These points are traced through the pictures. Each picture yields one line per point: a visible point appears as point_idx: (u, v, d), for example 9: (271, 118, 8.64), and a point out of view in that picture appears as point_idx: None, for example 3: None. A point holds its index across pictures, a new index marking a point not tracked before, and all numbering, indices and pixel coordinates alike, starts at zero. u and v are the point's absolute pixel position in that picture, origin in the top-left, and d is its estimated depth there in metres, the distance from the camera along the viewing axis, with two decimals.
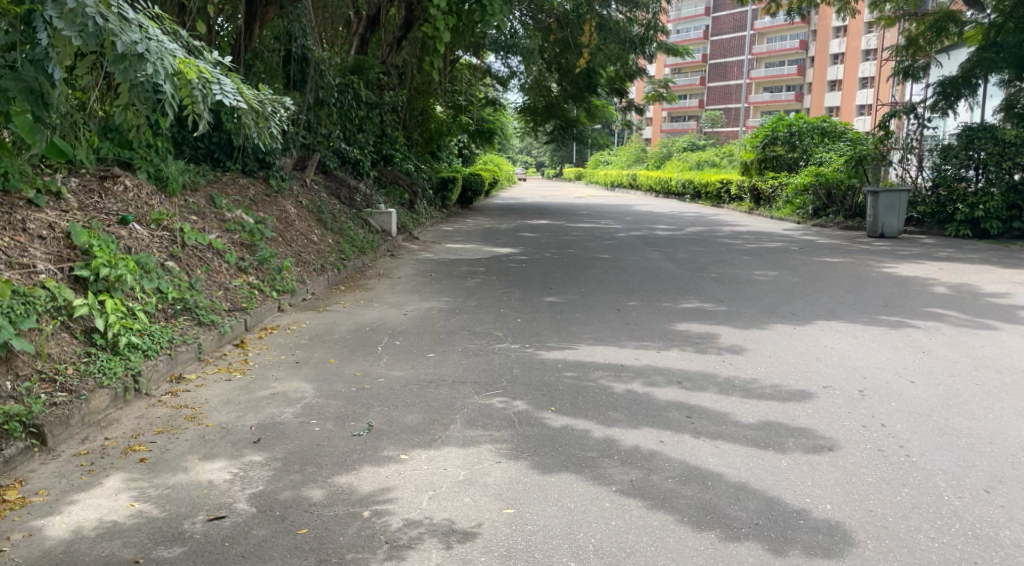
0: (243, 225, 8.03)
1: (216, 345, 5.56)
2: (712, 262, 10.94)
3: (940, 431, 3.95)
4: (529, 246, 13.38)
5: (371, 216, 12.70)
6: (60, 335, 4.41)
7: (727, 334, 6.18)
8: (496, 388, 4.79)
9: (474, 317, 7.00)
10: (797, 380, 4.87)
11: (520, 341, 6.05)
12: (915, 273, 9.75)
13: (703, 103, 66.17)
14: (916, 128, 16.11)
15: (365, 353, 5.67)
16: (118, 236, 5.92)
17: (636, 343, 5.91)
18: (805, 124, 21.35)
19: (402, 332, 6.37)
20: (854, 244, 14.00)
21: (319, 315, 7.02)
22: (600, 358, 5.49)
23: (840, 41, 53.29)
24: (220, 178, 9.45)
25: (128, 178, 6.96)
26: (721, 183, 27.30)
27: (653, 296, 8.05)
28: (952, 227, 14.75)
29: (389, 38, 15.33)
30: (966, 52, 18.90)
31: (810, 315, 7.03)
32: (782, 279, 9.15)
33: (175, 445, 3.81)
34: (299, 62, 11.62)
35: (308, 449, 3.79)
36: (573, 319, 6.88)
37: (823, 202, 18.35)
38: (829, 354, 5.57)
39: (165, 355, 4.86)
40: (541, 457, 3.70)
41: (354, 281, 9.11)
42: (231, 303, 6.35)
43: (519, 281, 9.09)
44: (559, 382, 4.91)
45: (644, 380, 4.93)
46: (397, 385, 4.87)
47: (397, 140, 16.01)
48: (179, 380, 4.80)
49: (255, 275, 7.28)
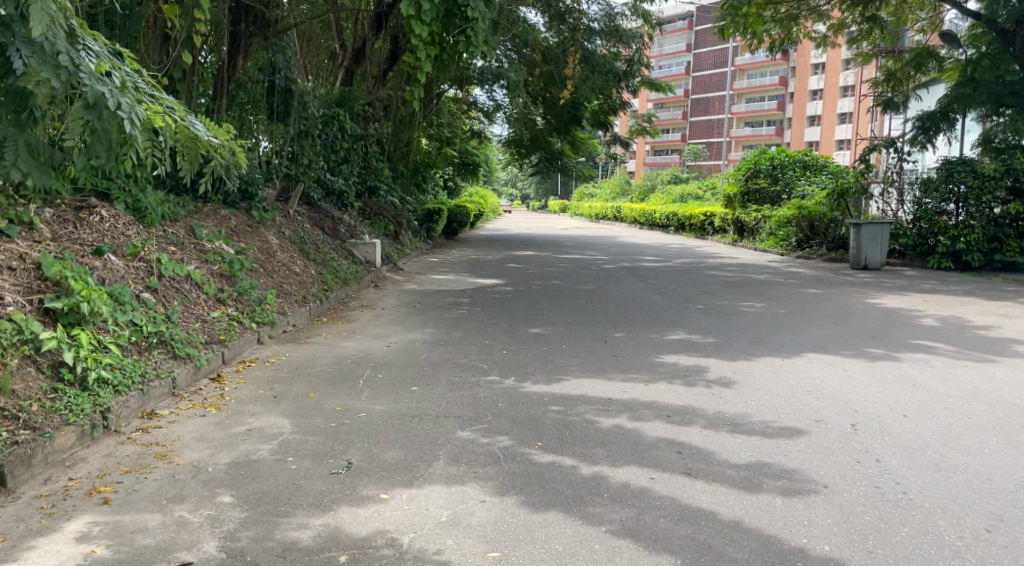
0: (223, 257, 7.84)
1: (191, 379, 5.39)
2: (698, 293, 10.94)
3: (936, 466, 3.88)
4: (515, 277, 13.34)
5: (355, 247, 12.57)
6: (25, 369, 4.23)
7: (716, 366, 6.09)
8: (481, 423, 4.65)
9: (458, 348, 6.87)
10: (789, 414, 4.78)
11: (505, 373, 5.92)
12: (900, 305, 9.79)
13: (686, 138, 67.21)
14: (895, 162, 16.43)
15: (346, 386, 5.50)
16: (91, 267, 5.76)
17: (624, 375, 5.80)
18: (786, 157, 21.69)
19: (384, 364, 6.22)
20: (839, 276, 14.11)
21: (300, 347, 6.85)
22: (588, 391, 5.36)
23: (819, 78, 54.67)
24: (201, 209, 9.31)
25: (105, 209, 6.86)
26: (704, 215, 27.52)
27: (639, 327, 7.97)
28: (934, 259, 15.00)
29: (375, 70, 15.51)
30: (944, 87, 19.45)
31: (798, 347, 6.98)
32: (769, 311, 9.14)
33: (143, 485, 3.63)
34: (283, 94, 11.44)
35: (283, 490, 3.61)
36: (560, 351, 6.77)
37: (806, 234, 18.60)
38: (820, 387, 5.49)
39: (138, 391, 4.68)
40: (527, 495, 3.55)
41: (337, 312, 8.98)
42: (208, 336, 6.16)
43: (505, 313, 9.00)
44: (545, 416, 4.78)
45: (632, 414, 4.81)
46: (378, 421, 4.70)
47: (383, 172, 15.95)
48: (151, 416, 4.62)
49: (234, 306, 7.12)
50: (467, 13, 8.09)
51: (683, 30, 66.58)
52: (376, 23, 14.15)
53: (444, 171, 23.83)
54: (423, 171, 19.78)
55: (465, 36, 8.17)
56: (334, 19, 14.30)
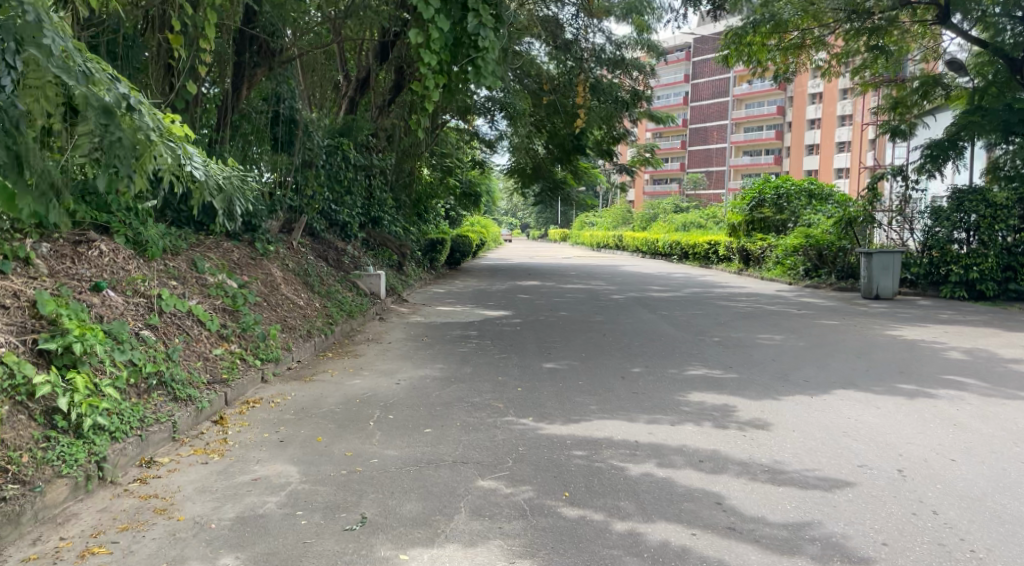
0: (226, 291, 7.60)
1: (193, 422, 5.10)
2: (712, 324, 10.66)
3: (998, 519, 3.64)
4: (522, 308, 13.06)
5: (360, 278, 12.31)
6: (17, 417, 3.93)
7: (744, 406, 5.80)
8: (502, 470, 4.36)
9: (471, 386, 6.57)
10: (830, 460, 4.51)
11: (523, 413, 5.62)
12: (922, 337, 9.54)
13: (685, 167, 67.48)
14: (903, 190, 16.34)
15: (355, 429, 5.18)
16: (89, 304, 5.52)
17: (650, 417, 5.50)
18: (792, 186, 21.56)
19: (394, 404, 5.92)
20: (853, 306, 13.88)
21: (306, 386, 6.56)
22: (612, 434, 5.07)
23: (817, 107, 55.02)
24: (203, 241, 9.09)
25: (104, 243, 6.65)
26: (708, 244, 27.39)
27: (658, 362, 7.69)
28: (947, 288, 14.82)
29: (378, 101, 15.39)
30: (951, 114, 19.42)
31: (825, 384, 6.71)
32: (788, 344, 8.88)
33: (140, 545, 3.33)
34: (286, 124, 11.29)
35: (292, 549, 3.32)
36: (578, 388, 6.48)
37: (814, 263, 18.45)
38: (857, 428, 5.24)
39: (137, 436, 4.40)
40: (559, 555, 3.26)
41: (343, 347, 8.70)
42: (210, 375, 5.89)
43: (515, 346, 8.71)
44: (570, 462, 4.48)
45: (663, 460, 4.52)
46: (392, 467, 4.40)
47: (386, 203, 15.80)
48: (150, 464, 4.33)
49: (238, 343, 6.86)
50: (473, 38, 7.87)
51: (681, 60, 67.18)
52: (380, 53, 14.14)
53: (446, 201, 23.67)
54: (425, 202, 19.62)
55: (474, 66, 7.91)
56: (337, 50, 14.24)
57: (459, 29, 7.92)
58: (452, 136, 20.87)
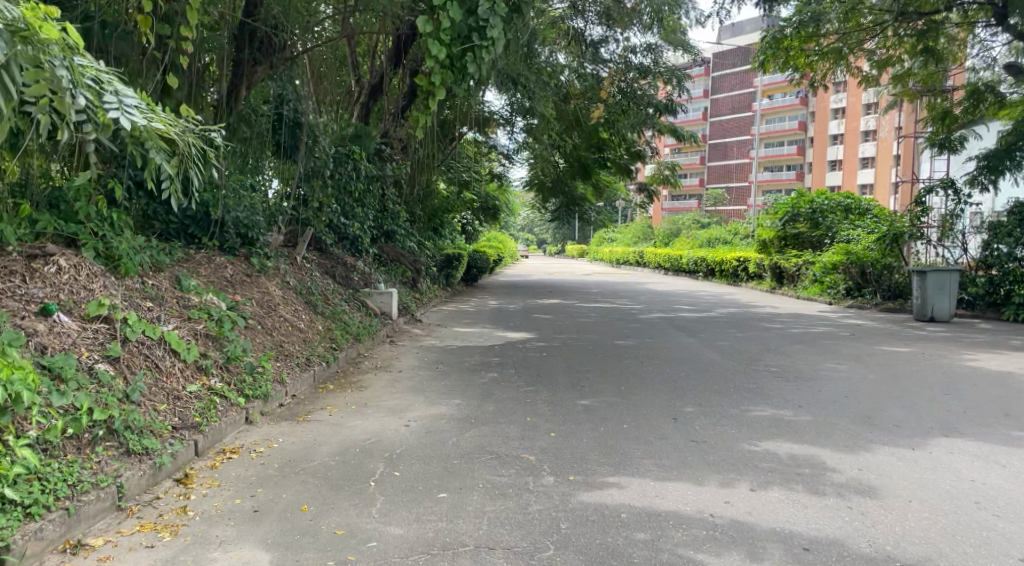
0: (210, 313, 6.56)
1: (147, 484, 4.06)
2: (763, 351, 9.51)
3: None
4: (545, 330, 11.96)
5: (370, 297, 11.30)
6: None
7: (837, 467, 4.68)
8: (543, 561, 3.29)
9: (495, 430, 5.45)
10: (976, 550, 3.43)
11: (563, 470, 4.53)
12: (1005, 367, 8.39)
13: (705, 182, 66.17)
14: (954, 205, 14.93)
15: (353, 492, 4.11)
16: (30, 332, 4.58)
17: (723, 480, 4.35)
18: (827, 201, 20.40)
19: (403, 454, 4.83)
20: (908, 329, 12.69)
21: (296, 429, 5.48)
22: (678, 504, 3.98)
23: (840, 122, 53.83)
24: (192, 255, 8.19)
25: (65, 257, 5.69)
26: (737, 260, 26.13)
27: (713, 399, 6.52)
28: (1010, 310, 13.47)
29: (393, 108, 14.51)
30: (1004, 124, 18.19)
31: (921, 429, 5.59)
32: (857, 375, 7.73)
33: None
34: (290, 127, 10.05)
35: None
36: (624, 434, 5.38)
37: (857, 281, 17.22)
38: (991, 497, 4.12)
39: (62, 511, 3.40)
40: None
41: (345, 376, 7.64)
42: (180, 420, 4.85)
43: (543, 377, 7.60)
44: (632, 550, 3.38)
45: (757, 551, 3.40)
46: (396, 555, 3.33)
47: (400, 215, 14.88)
48: (75, 550, 3.32)
49: (218, 377, 5.80)
50: (480, 24, 6.69)
51: (699, 76, 65.78)
52: (393, 58, 13.25)
53: (462, 216, 22.69)
54: (441, 216, 19.03)
55: (475, 56, 6.69)
56: (348, 56, 13.51)
57: (466, 16, 6.72)
58: (469, 150, 19.83)
